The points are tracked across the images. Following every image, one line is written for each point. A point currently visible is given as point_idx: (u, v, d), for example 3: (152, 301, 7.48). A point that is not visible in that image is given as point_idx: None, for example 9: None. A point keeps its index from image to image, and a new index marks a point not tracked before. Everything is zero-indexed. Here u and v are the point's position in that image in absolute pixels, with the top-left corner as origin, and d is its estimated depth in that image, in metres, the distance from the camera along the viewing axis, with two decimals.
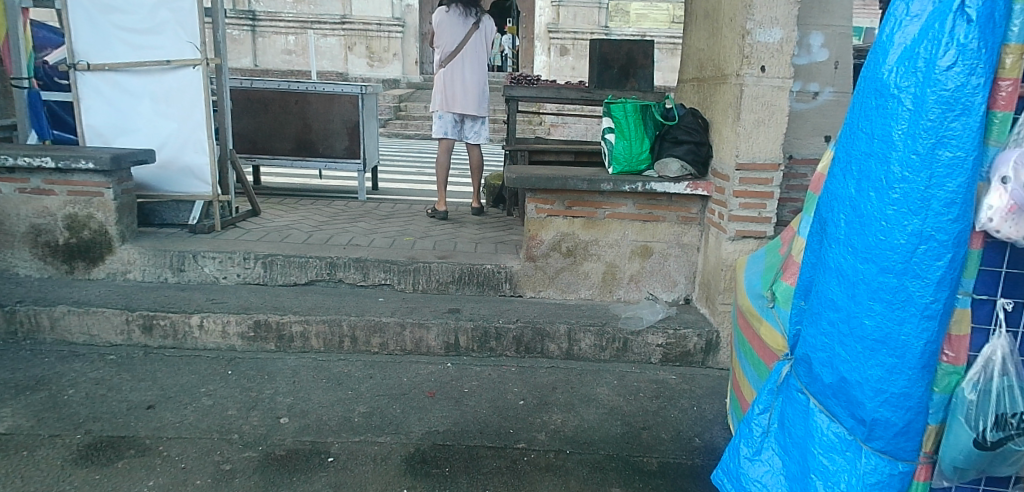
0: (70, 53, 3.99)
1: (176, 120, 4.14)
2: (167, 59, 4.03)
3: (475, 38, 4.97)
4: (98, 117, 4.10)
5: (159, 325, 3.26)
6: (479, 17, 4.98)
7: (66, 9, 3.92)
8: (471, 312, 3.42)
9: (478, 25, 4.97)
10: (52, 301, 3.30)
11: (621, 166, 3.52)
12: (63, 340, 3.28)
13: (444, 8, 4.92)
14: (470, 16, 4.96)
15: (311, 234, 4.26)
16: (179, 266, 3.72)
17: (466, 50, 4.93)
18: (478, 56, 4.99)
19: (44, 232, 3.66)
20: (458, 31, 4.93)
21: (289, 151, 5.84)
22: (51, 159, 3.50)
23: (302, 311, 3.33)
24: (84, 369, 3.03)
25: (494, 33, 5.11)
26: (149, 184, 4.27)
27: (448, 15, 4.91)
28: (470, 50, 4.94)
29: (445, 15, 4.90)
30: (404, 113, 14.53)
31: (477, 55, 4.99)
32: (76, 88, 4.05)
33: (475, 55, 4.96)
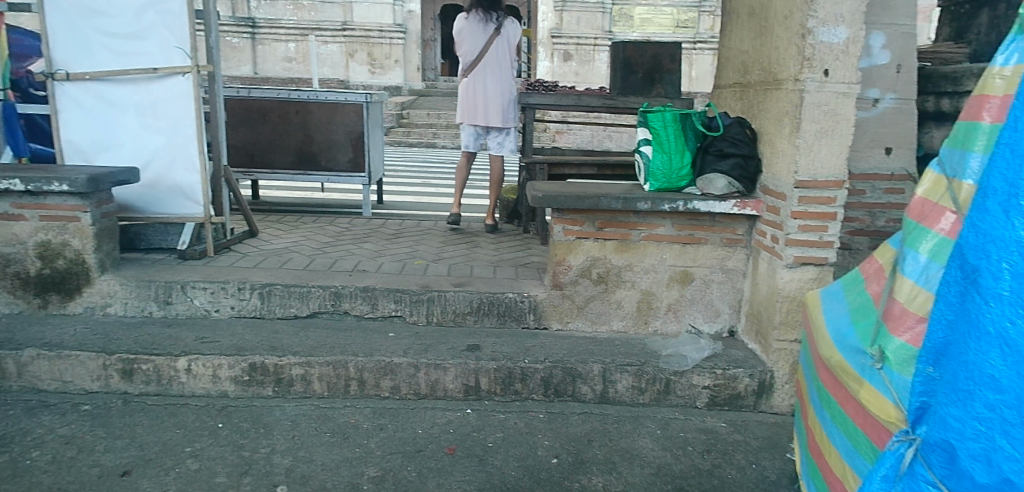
0: (48, 62, 3.65)
1: (164, 134, 3.78)
2: (156, 67, 3.67)
3: (497, 44, 4.60)
4: (78, 132, 3.75)
5: (141, 369, 2.89)
6: (500, 23, 4.61)
7: (44, 13, 3.58)
8: (492, 350, 3.03)
9: (500, 31, 4.60)
10: (20, 344, 2.95)
11: (659, 183, 3.18)
12: (33, 388, 2.92)
13: (464, 15, 4.61)
14: (491, 21, 4.61)
15: (314, 259, 3.89)
16: (166, 298, 3.35)
17: (488, 58, 4.59)
18: (501, 64, 4.62)
19: (15, 262, 3.31)
20: (479, 39, 4.60)
21: (290, 164, 5.48)
22: (20, 182, 3.15)
23: (303, 352, 2.96)
24: (54, 424, 2.67)
25: (519, 39, 4.68)
26: (134, 205, 3.91)
27: (468, 22, 4.59)
28: (491, 58, 4.59)
29: (464, 22, 4.59)
30: (406, 121, 14.17)
31: (500, 63, 4.62)
32: (53, 99, 3.70)
33: (498, 63, 4.61)
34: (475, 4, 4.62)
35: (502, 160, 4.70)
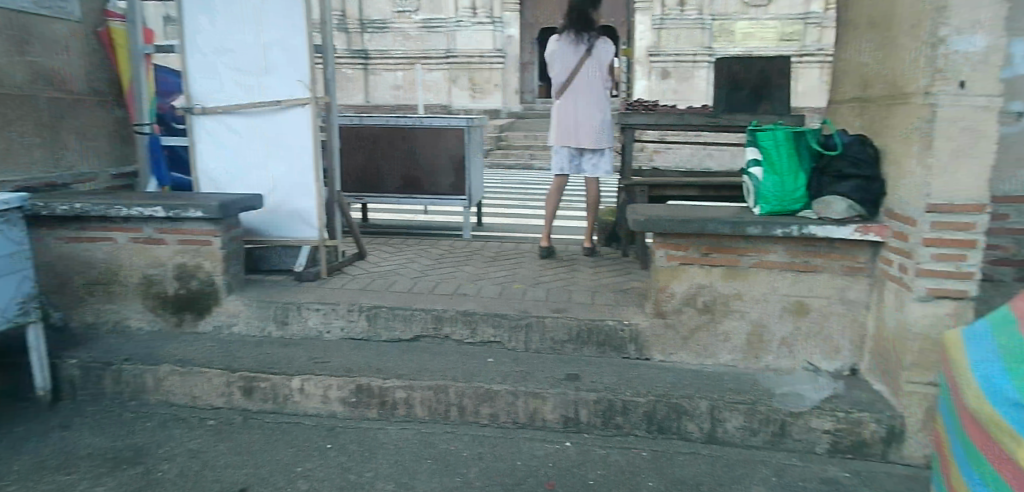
0: (187, 98, 4.01)
1: (285, 162, 4.03)
2: (279, 99, 3.93)
3: (588, 65, 4.54)
4: (212, 161, 4.08)
5: (259, 387, 3.05)
6: (591, 42, 4.53)
7: (185, 54, 3.95)
8: (593, 380, 2.97)
9: (591, 51, 4.53)
10: (157, 360, 3.20)
11: (770, 207, 2.99)
12: (166, 401, 3.15)
13: (556, 37, 4.60)
14: (582, 42, 4.55)
15: (417, 282, 3.99)
16: (283, 318, 3.54)
17: (578, 80, 4.54)
18: (593, 85, 4.55)
19: (155, 282, 3.60)
20: (570, 60, 4.56)
21: (395, 188, 5.68)
22: (162, 209, 3.43)
23: (407, 375, 3.02)
24: (183, 437, 2.87)
25: (611, 58, 4.58)
26: (257, 229, 4.16)
27: (559, 44, 4.58)
28: (581, 79, 4.54)
29: (556, 44, 4.59)
30: (506, 143, 14.40)
31: (591, 84, 4.55)
32: (192, 132, 4.05)
33: (589, 84, 4.55)
34: (567, 25, 4.59)
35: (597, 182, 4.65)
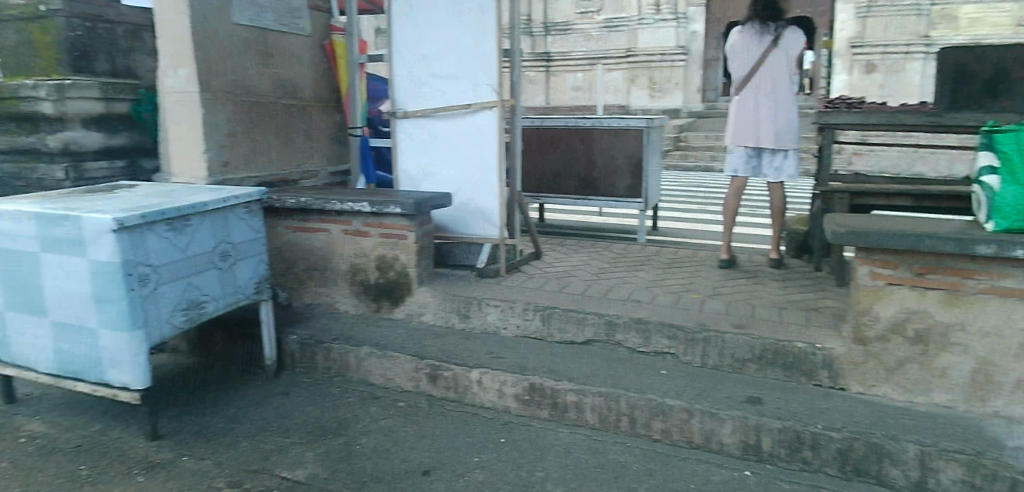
0: (392, 103, 4.41)
1: (472, 163, 4.25)
2: (469, 103, 4.16)
3: (774, 57, 4.18)
4: (409, 161, 4.44)
5: (443, 376, 3.27)
6: (778, 33, 4.17)
7: (391, 62, 4.35)
8: (777, 406, 2.79)
9: (777, 42, 4.17)
10: (358, 342, 3.56)
11: (1010, 219, 2.59)
12: (364, 380, 3.49)
13: (739, 28, 4.30)
14: (767, 33, 4.20)
15: (592, 285, 4.01)
16: (466, 312, 3.74)
17: (762, 73, 4.20)
18: (778, 80, 4.19)
19: (359, 271, 4.00)
20: (753, 53, 4.22)
21: (572, 189, 5.75)
22: (367, 204, 3.81)
23: (580, 379, 3.05)
24: (377, 414, 3.17)
25: (800, 50, 4.19)
26: (446, 226, 4.44)
27: (742, 36, 4.27)
28: (765, 73, 4.19)
29: (738, 36, 4.28)
30: (686, 144, 13.92)
31: (776, 78, 4.19)
32: (394, 134, 4.45)
33: (773, 78, 4.19)
34: (752, 15, 4.27)
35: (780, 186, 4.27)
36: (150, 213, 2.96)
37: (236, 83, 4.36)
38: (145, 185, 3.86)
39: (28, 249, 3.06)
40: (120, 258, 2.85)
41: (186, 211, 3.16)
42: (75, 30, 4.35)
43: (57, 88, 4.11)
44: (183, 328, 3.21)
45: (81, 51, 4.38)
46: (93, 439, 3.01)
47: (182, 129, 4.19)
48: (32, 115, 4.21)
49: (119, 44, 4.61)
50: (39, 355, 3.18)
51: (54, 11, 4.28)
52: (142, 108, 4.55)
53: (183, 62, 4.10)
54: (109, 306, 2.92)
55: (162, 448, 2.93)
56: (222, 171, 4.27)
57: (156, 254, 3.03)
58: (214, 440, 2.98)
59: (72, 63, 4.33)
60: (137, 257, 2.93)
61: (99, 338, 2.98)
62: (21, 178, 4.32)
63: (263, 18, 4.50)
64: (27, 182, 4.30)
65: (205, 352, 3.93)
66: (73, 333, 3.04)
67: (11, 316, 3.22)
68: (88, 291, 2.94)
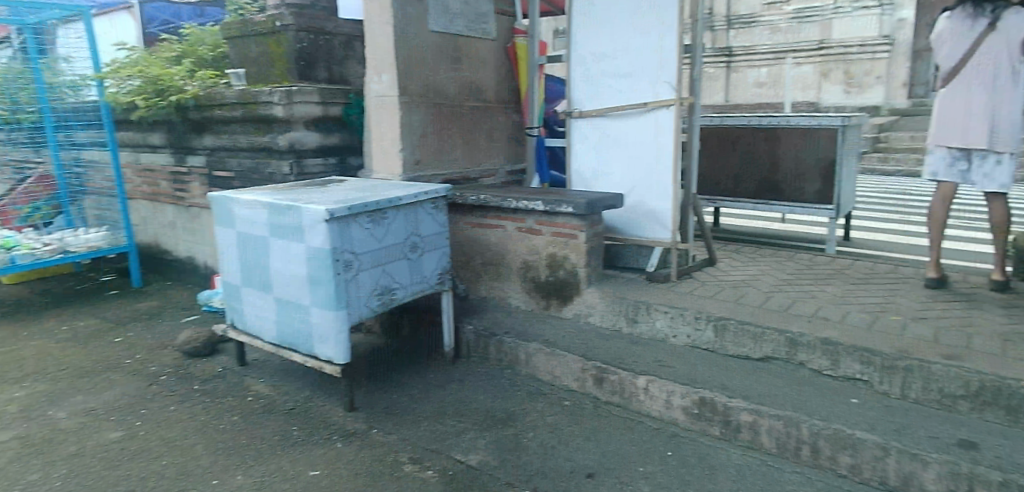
0: (569, 103, 4.48)
1: (646, 163, 4.17)
2: (645, 102, 4.09)
3: (992, 44, 3.51)
4: (583, 162, 4.48)
5: (609, 379, 3.27)
6: (998, 15, 3.50)
7: (570, 63, 4.43)
8: (993, 455, 2.44)
9: (996, 26, 3.50)
10: (529, 337, 3.67)
11: None
12: (533, 376, 3.60)
13: (948, 13, 3.70)
14: (984, 16, 3.55)
15: (771, 297, 3.78)
16: (634, 316, 3.70)
17: (974, 65, 3.56)
18: (996, 71, 3.51)
19: (531, 268, 4.12)
20: (963, 40, 3.60)
21: (753, 193, 5.45)
22: (541, 203, 3.92)
23: (755, 399, 2.90)
24: (544, 410, 3.29)
25: None
26: (616, 227, 4.39)
27: (950, 22, 3.67)
28: (977, 64, 3.55)
29: (947, 22, 3.68)
30: (885, 144, 12.45)
31: (993, 69, 3.51)
32: (570, 134, 4.52)
33: (988, 69, 3.52)
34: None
35: (997, 196, 3.64)
36: (354, 206, 3.30)
37: (429, 86, 4.68)
38: (352, 180, 4.29)
39: (260, 234, 3.54)
40: (330, 245, 3.21)
41: (383, 205, 3.47)
42: (302, 42, 4.95)
43: (287, 94, 4.70)
44: (378, 311, 3.54)
45: (305, 61, 4.97)
46: (302, 404, 3.43)
47: (383, 130, 4.59)
48: (267, 117, 4.83)
49: (335, 53, 5.18)
50: (264, 326, 3.69)
51: (286, 26, 4.90)
52: (352, 111, 5.08)
53: (385, 68, 4.49)
54: (319, 287, 3.30)
55: (357, 419, 3.26)
56: (414, 169, 4.62)
57: (359, 243, 3.37)
58: (399, 418, 3.27)
59: (298, 72, 4.95)
60: (343, 245, 3.28)
61: (311, 315, 3.39)
62: (257, 172, 5.01)
63: (455, 24, 4.79)
64: (261, 175, 5.00)
65: (394, 334, 4.31)
66: (291, 309, 3.49)
67: (245, 290, 3.76)
68: (304, 273, 3.35)
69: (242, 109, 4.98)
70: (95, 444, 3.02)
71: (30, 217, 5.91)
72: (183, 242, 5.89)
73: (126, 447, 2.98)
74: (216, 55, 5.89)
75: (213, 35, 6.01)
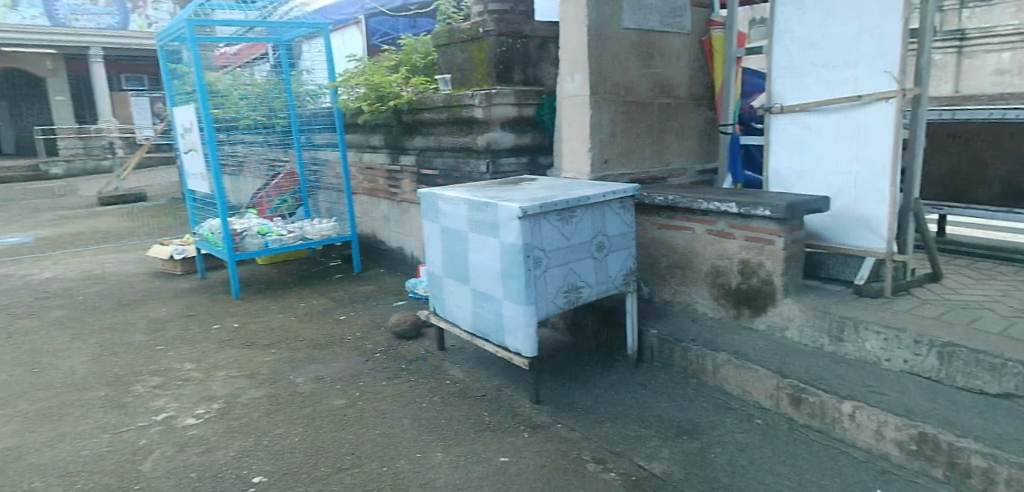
0: (768, 97, 4.21)
1: (857, 163, 3.78)
2: (859, 94, 3.71)
3: None
4: (782, 161, 4.19)
5: (808, 401, 3.04)
6: None
7: (771, 54, 4.16)
8: None
9: None
10: (718, 347, 3.52)
11: None
12: (721, 388, 3.46)
13: None
14: None
15: (1016, 323, 3.24)
16: (838, 334, 3.38)
17: None
18: None
19: (721, 273, 3.93)
20: None
21: (992, 199, 4.71)
22: (735, 205, 3.72)
23: (991, 441, 2.51)
24: (733, 427, 3.16)
25: None
26: (819, 234, 4.04)
27: None
28: None
29: None
30: None
31: None
32: (768, 131, 4.24)
33: None
34: None
35: None
36: (545, 203, 3.41)
37: (621, 84, 4.66)
38: (543, 178, 4.42)
39: (460, 229, 3.80)
40: (522, 241, 3.35)
41: (573, 204, 3.54)
42: (502, 46, 5.19)
43: (486, 96, 4.97)
44: (565, 308, 3.63)
45: (503, 64, 5.21)
46: (493, 391, 3.62)
47: (573, 129, 4.67)
48: (469, 119, 5.15)
49: (531, 55, 5.37)
50: (462, 315, 3.95)
51: (488, 32, 5.17)
52: (544, 111, 5.24)
53: (578, 68, 4.55)
54: (511, 281, 3.46)
55: (542, 412, 3.38)
56: (602, 168, 4.63)
57: (549, 240, 3.48)
58: (583, 415, 3.33)
59: (497, 75, 5.22)
60: (534, 242, 3.41)
61: (503, 308, 3.56)
62: (458, 170, 5.39)
63: (649, 20, 4.73)
64: (463, 174, 5.34)
65: (577, 333, 4.38)
66: (485, 300, 3.70)
67: (446, 280, 4.06)
68: (497, 267, 3.54)
69: (447, 112, 5.36)
70: (323, 407, 3.45)
71: (279, 208, 6.88)
72: (394, 234, 6.52)
73: (347, 413, 3.36)
74: (427, 62, 6.41)
75: (424, 43, 6.54)
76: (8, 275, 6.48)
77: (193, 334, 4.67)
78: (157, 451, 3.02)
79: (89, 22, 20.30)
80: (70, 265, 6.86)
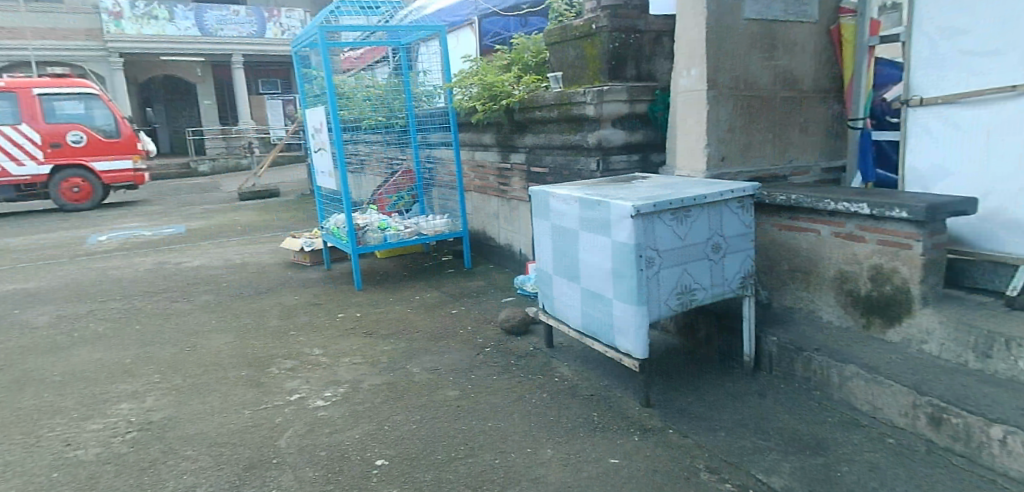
0: (906, 88, 3.88)
1: (1012, 160, 3.42)
2: (1014, 83, 3.36)
3: None
4: (921, 158, 3.85)
5: (949, 422, 2.79)
6: None
7: (910, 41, 3.84)
8: None
9: None
10: (845, 358, 3.31)
11: None
12: (848, 402, 3.25)
13: None
14: None
15: None
16: (986, 350, 3.08)
17: None
18: None
19: (849, 279, 3.68)
20: None
21: None
22: (866, 206, 3.47)
23: None
24: (862, 445, 2.97)
25: None
26: (963, 239, 3.67)
27: None
28: None
29: None
30: None
31: None
32: (906, 125, 3.91)
33: None
34: None
35: None
36: (660, 202, 3.34)
37: (740, 78, 4.47)
38: (656, 176, 4.34)
39: (571, 227, 3.81)
40: (634, 240, 3.31)
41: (688, 203, 3.45)
42: (614, 42, 5.12)
43: (598, 93, 4.93)
44: (678, 310, 3.54)
45: (616, 60, 5.14)
46: (602, 392, 3.60)
47: (689, 126, 4.54)
48: (580, 117, 5.14)
49: (644, 50, 5.26)
50: (572, 313, 3.96)
51: (601, 28, 5.12)
52: (657, 108, 5.13)
53: (695, 62, 4.41)
54: (623, 281, 3.43)
55: (653, 416, 3.33)
56: (718, 166, 4.46)
57: (662, 239, 3.41)
58: (696, 422, 3.25)
59: (609, 71, 5.15)
60: (647, 241, 3.35)
61: (614, 308, 3.53)
62: (568, 168, 5.39)
63: (771, 10, 4.51)
64: (573, 171, 5.34)
65: (689, 336, 4.26)
66: (596, 300, 3.68)
67: (556, 279, 4.07)
68: (609, 266, 3.51)
69: (558, 109, 5.36)
70: (438, 397, 3.58)
71: (397, 205, 7.18)
72: (504, 231, 6.63)
73: (461, 405, 3.47)
74: (539, 60, 6.45)
75: (536, 42, 6.55)
76: (164, 262, 7.22)
77: (320, 321, 4.99)
78: (291, 429, 3.25)
79: (232, 31, 22.14)
80: (215, 254, 7.53)
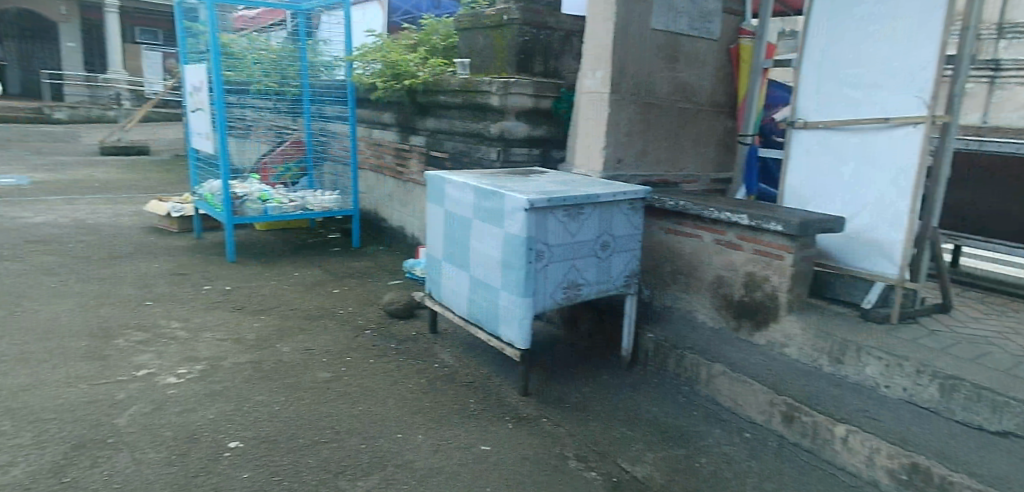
0: (793, 112, 3.93)
1: (880, 186, 3.49)
2: (888, 116, 3.44)
3: None
4: (799, 179, 3.92)
5: (800, 419, 2.94)
6: None
7: (798, 69, 3.90)
8: None
9: None
10: (715, 357, 3.45)
11: None
12: (713, 398, 3.39)
13: None
14: None
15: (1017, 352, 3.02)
16: (838, 356, 3.18)
17: None
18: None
19: (725, 284, 3.73)
20: None
21: None
22: (746, 217, 3.52)
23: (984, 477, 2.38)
24: (721, 439, 3.10)
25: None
26: (830, 254, 3.73)
27: None
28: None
29: None
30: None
31: None
32: (789, 145, 3.97)
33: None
34: None
35: None
36: (554, 197, 3.34)
37: (642, 85, 4.57)
38: (554, 172, 4.36)
39: (465, 215, 3.73)
40: (525, 233, 3.29)
41: (582, 200, 3.47)
42: (524, 35, 5.08)
43: (504, 85, 4.90)
44: (562, 304, 3.56)
45: (525, 54, 5.11)
46: (480, 379, 3.57)
47: (589, 126, 4.60)
48: (484, 105, 5.09)
49: (553, 47, 5.24)
50: (457, 301, 3.90)
51: (512, 20, 5.07)
52: (561, 105, 5.12)
53: (601, 64, 4.46)
54: (510, 272, 3.40)
55: (530, 404, 3.34)
56: (613, 168, 4.56)
57: (553, 234, 3.42)
58: (569, 411, 3.29)
59: (516, 64, 5.11)
60: (538, 235, 3.34)
61: (500, 297, 3.50)
62: (467, 155, 5.33)
63: (678, 22, 4.67)
64: (472, 159, 5.29)
65: (571, 329, 4.32)
66: (483, 289, 3.63)
67: (445, 265, 3.99)
68: (498, 256, 3.48)
69: (463, 95, 5.28)
70: (308, 378, 3.40)
71: (282, 176, 6.77)
72: (397, 212, 6.46)
73: (331, 387, 3.31)
74: (447, 44, 6.20)
75: (446, 25, 6.34)
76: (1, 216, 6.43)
77: (184, 292, 4.62)
78: (136, 406, 2.97)
79: None
80: (66, 212, 6.80)
